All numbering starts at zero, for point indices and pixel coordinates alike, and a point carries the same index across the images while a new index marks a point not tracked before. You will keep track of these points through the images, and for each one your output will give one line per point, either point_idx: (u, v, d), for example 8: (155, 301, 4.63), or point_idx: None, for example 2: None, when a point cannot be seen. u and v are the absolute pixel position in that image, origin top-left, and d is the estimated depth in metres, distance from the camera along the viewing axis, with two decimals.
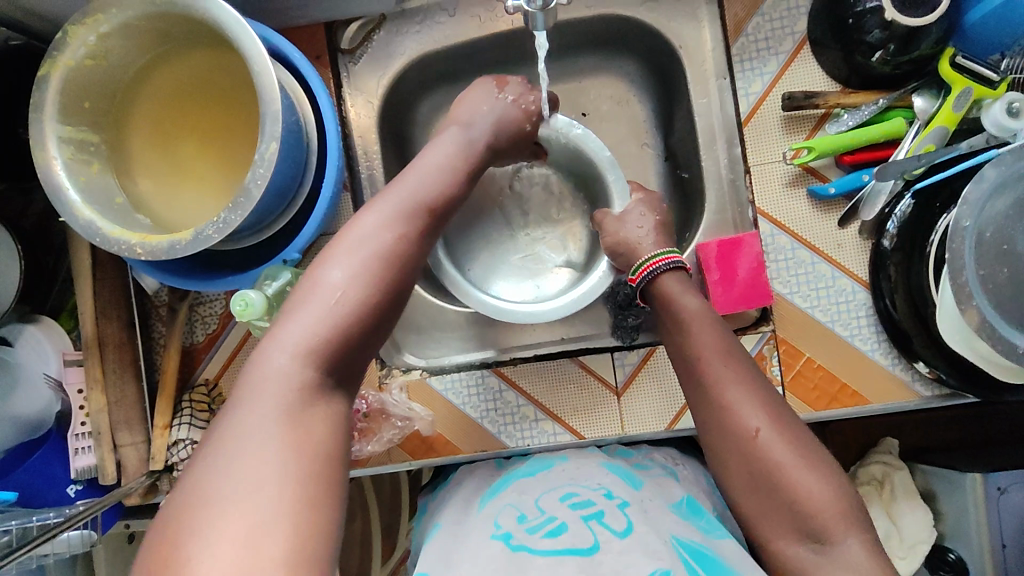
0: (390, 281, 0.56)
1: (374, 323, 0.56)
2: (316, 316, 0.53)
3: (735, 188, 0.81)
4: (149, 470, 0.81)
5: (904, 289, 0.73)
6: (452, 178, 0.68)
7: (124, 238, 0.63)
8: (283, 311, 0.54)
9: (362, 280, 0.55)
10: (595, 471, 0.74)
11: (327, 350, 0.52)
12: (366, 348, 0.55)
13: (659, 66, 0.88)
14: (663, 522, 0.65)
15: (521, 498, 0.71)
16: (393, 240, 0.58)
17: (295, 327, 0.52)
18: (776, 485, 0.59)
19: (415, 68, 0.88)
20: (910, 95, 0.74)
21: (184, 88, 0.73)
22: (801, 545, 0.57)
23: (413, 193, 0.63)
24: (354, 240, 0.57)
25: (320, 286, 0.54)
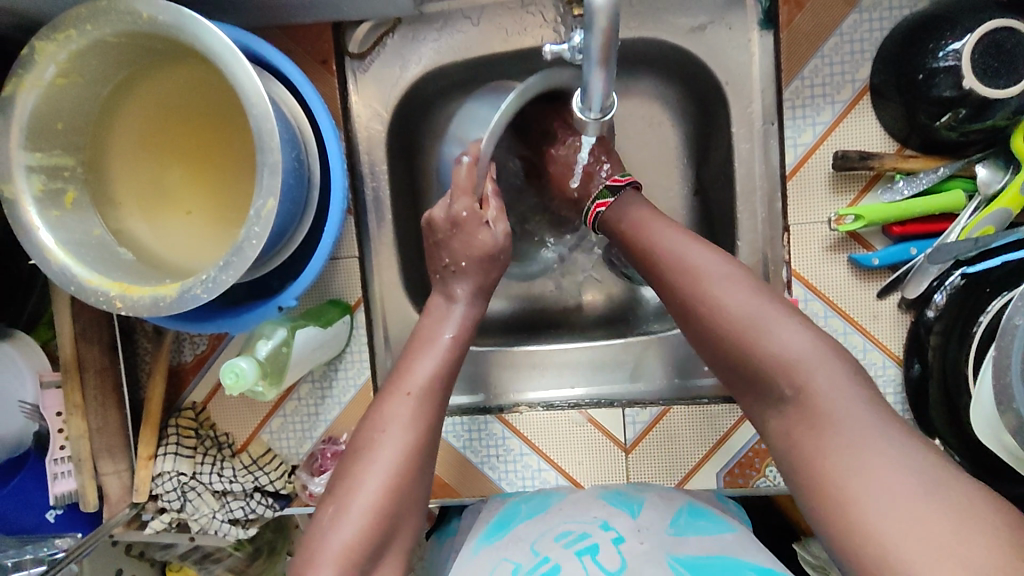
0: (426, 432, 0.62)
1: (400, 514, 0.59)
2: (345, 539, 0.56)
3: (772, 244, 0.75)
4: (132, 501, 0.78)
5: (938, 371, 0.70)
6: (451, 356, 0.67)
7: (103, 289, 0.57)
8: (350, 476, 0.60)
9: (408, 434, 0.61)
10: (592, 504, 0.70)
11: (353, 563, 0.56)
12: (394, 543, 0.59)
13: (699, 95, 0.81)
14: (661, 539, 0.64)
15: (516, 548, 0.66)
16: (409, 442, 0.61)
17: (325, 556, 0.55)
18: (709, 321, 0.56)
19: (431, 79, 0.80)
20: (973, 164, 0.68)
21: (172, 106, 0.65)
22: (780, 411, 0.52)
23: (427, 381, 0.64)
24: (372, 456, 0.60)
25: (380, 448, 0.60)
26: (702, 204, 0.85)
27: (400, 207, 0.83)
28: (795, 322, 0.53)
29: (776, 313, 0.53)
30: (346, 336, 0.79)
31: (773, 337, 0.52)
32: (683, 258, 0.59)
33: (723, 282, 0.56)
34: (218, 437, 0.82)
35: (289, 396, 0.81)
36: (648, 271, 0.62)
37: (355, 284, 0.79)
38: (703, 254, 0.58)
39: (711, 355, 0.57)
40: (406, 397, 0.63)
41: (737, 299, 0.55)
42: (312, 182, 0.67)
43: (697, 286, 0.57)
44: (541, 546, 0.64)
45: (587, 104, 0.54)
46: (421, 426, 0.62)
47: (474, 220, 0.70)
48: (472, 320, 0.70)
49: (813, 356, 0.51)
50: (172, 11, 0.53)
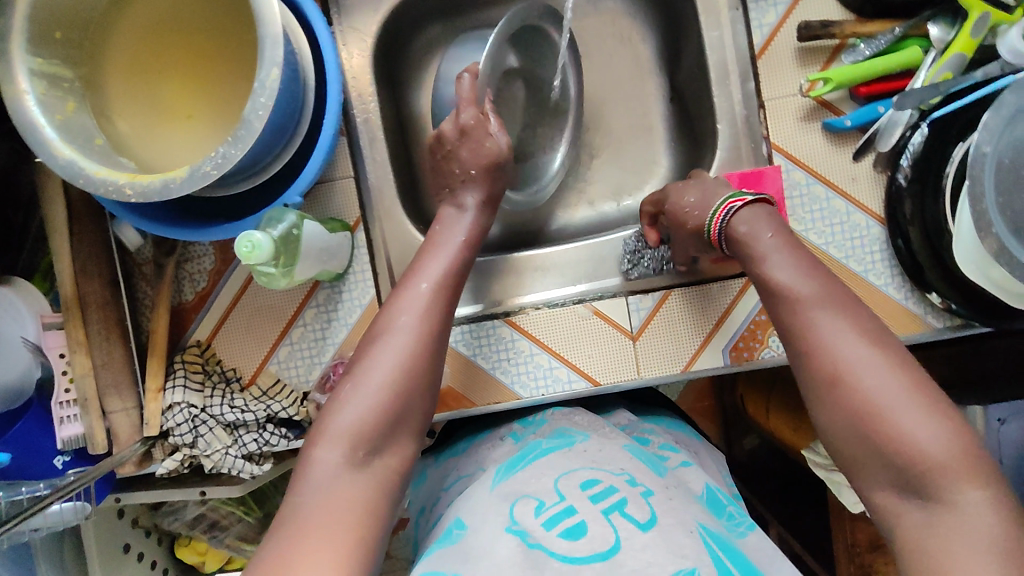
0: (439, 321, 0.63)
1: (413, 388, 0.59)
2: (360, 409, 0.56)
3: (749, 125, 0.79)
4: (143, 437, 0.77)
5: (919, 220, 0.73)
6: (460, 253, 0.68)
7: (111, 179, 0.58)
8: (365, 355, 0.60)
9: (419, 317, 0.62)
10: (617, 454, 0.67)
11: (368, 430, 0.56)
12: (410, 415, 0.59)
13: (663, 2, 0.85)
14: (687, 510, 0.58)
15: (536, 481, 0.62)
16: (422, 323, 0.62)
17: (340, 425, 0.55)
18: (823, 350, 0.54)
19: (410, 3, 0.83)
20: (925, 23, 0.73)
21: (164, 19, 0.67)
22: (902, 497, 0.49)
23: (438, 273, 0.66)
24: (385, 338, 0.61)
25: (393, 330, 0.61)
26: (678, 109, 0.89)
27: (389, 133, 0.86)
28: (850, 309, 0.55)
29: (854, 346, 0.53)
30: (349, 254, 0.80)
31: (890, 411, 0.50)
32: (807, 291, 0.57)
33: (821, 314, 0.55)
34: (225, 372, 0.82)
35: (294, 323, 0.81)
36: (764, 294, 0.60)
37: (353, 204, 0.80)
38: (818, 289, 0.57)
39: (795, 374, 0.57)
40: (418, 287, 0.64)
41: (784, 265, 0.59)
42: (307, 85, 0.69)
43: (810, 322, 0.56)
44: (565, 487, 0.59)
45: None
46: (436, 310, 0.63)
47: (479, 127, 0.73)
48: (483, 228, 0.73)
49: (901, 398, 0.50)
50: None
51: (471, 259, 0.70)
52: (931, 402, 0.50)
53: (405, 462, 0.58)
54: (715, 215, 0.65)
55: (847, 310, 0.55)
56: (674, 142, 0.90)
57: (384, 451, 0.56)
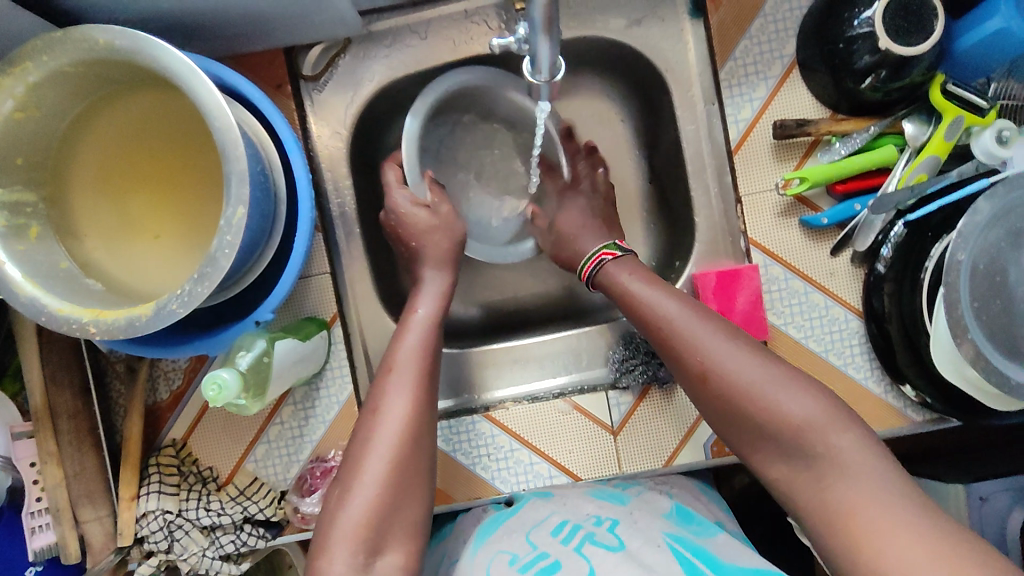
0: (420, 405, 0.63)
1: (406, 482, 0.60)
2: (357, 512, 0.57)
3: (727, 218, 0.79)
4: (117, 547, 0.76)
5: (896, 317, 0.72)
6: (426, 324, 0.70)
7: (75, 317, 0.56)
8: (354, 452, 0.61)
9: (399, 403, 0.63)
10: (580, 500, 0.70)
11: (364, 534, 0.56)
12: (409, 516, 0.60)
13: (642, 87, 0.85)
14: (652, 528, 0.64)
15: (510, 538, 0.66)
16: (407, 410, 0.63)
17: (342, 529, 0.56)
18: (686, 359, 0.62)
19: (386, 93, 0.82)
20: (900, 121, 0.73)
21: (131, 134, 0.65)
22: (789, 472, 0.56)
23: (409, 357, 0.66)
24: (371, 434, 0.61)
25: (376, 421, 0.62)
26: (656, 191, 0.88)
27: (366, 221, 0.84)
28: (790, 387, 0.57)
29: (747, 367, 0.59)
30: (326, 352, 0.78)
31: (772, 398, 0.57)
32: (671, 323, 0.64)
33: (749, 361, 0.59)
34: (202, 472, 0.80)
35: (271, 421, 0.80)
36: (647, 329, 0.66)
37: (329, 300, 0.79)
38: (692, 317, 0.63)
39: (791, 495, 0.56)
40: (391, 375, 0.65)
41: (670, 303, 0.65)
42: (278, 196, 0.68)
43: (681, 334, 0.63)
44: (537, 539, 0.63)
45: (536, 68, 0.51)
46: (418, 391, 0.64)
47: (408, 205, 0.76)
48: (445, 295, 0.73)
49: (767, 381, 0.58)
50: (128, 36, 0.54)
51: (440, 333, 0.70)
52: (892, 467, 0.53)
53: (408, 555, 0.59)
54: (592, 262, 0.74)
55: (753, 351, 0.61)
56: (654, 224, 0.89)
57: (385, 550, 0.57)
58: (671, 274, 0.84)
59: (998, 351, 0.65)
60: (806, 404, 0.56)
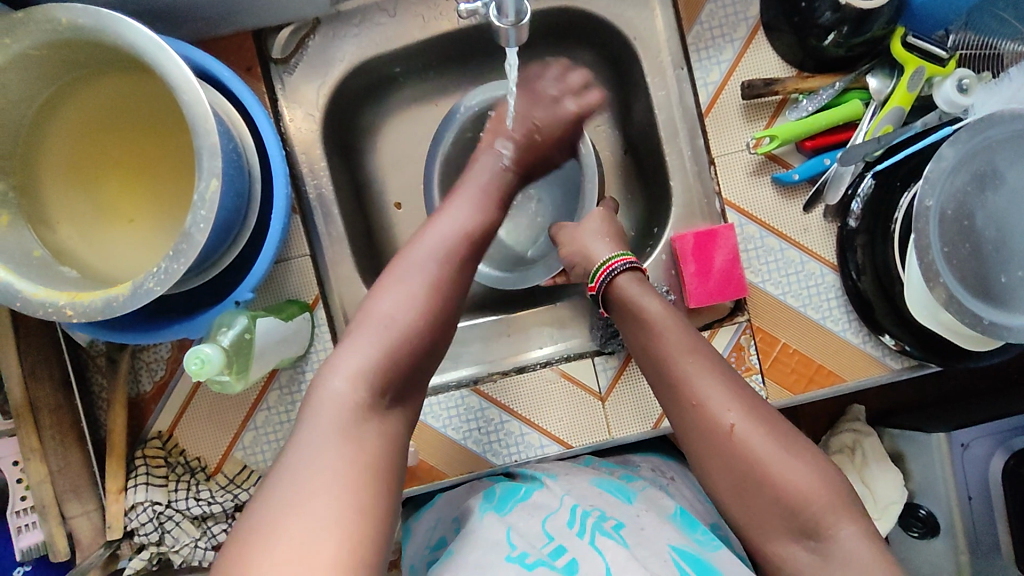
0: (457, 266, 0.63)
1: (430, 340, 0.59)
2: (386, 344, 0.55)
3: (701, 179, 0.80)
4: (106, 541, 0.75)
5: (870, 269, 0.74)
6: (488, 208, 0.70)
7: (51, 300, 0.56)
8: (374, 306, 0.58)
9: (443, 258, 0.62)
10: (587, 490, 0.67)
11: (384, 376, 0.54)
12: (422, 370, 0.58)
13: (611, 57, 0.86)
14: (660, 534, 0.60)
15: (526, 519, 0.62)
16: (452, 270, 0.62)
17: (354, 364, 0.54)
18: (693, 411, 0.59)
19: (357, 75, 0.82)
20: (864, 76, 0.75)
21: (100, 118, 0.64)
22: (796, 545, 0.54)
23: (452, 227, 0.65)
24: (397, 288, 0.59)
25: (412, 271, 0.60)
26: (631, 160, 0.89)
27: (344, 203, 0.84)
28: (802, 460, 0.55)
29: (758, 419, 0.57)
30: (309, 335, 0.78)
31: (774, 472, 0.55)
32: (676, 368, 0.60)
33: (754, 434, 0.56)
34: (190, 462, 0.79)
35: (258, 407, 0.79)
36: (653, 367, 0.63)
37: (311, 282, 0.78)
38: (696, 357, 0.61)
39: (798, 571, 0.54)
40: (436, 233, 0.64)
41: (673, 329, 0.62)
42: (252, 175, 0.67)
43: (684, 378, 0.60)
44: (552, 527, 0.60)
45: (501, 12, 0.53)
46: (466, 254, 0.64)
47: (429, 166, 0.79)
48: (502, 177, 0.74)
49: (779, 456, 0.55)
50: (92, 13, 0.54)
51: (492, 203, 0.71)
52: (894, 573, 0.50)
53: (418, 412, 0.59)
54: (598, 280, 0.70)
55: (757, 413, 0.58)
56: (631, 193, 0.90)
57: (404, 400, 0.56)
58: (650, 240, 0.85)
59: (971, 294, 0.66)
60: (812, 483, 0.54)
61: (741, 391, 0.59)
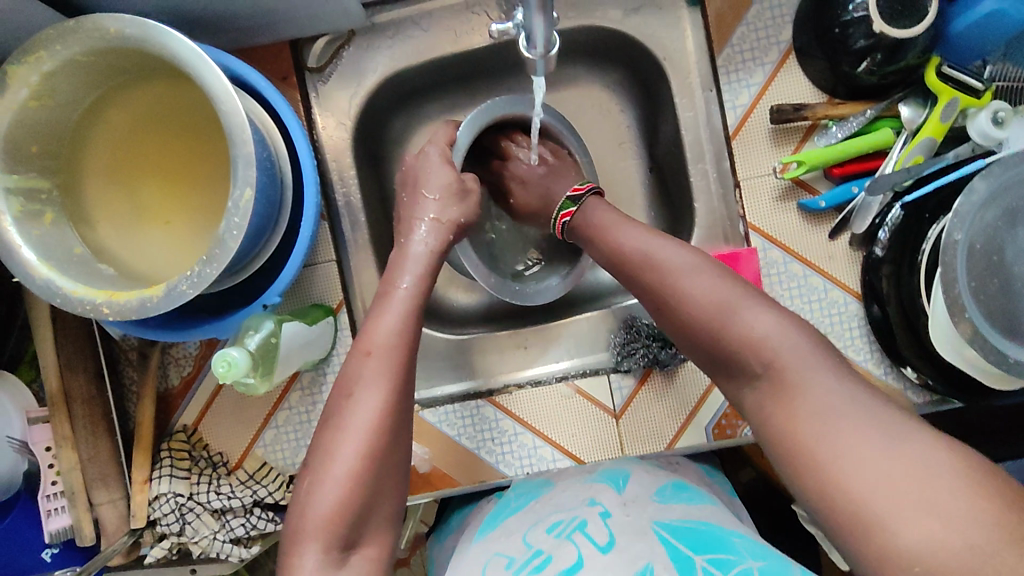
0: (395, 391, 0.59)
1: (377, 479, 0.57)
2: (326, 507, 0.55)
3: (726, 202, 0.80)
4: (131, 529, 0.78)
5: (895, 299, 0.73)
6: (412, 310, 0.64)
7: (89, 298, 0.58)
8: (323, 450, 0.57)
9: (380, 389, 0.58)
10: (579, 487, 0.69)
11: (337, 530, 0.55)
12: (377, 507, 0.57)
13: (640, 76, 0.86)
14: (645, 512, 0.62)
15: (508, 539, 0.64)
16: (382, 403, 0.58)
17: (312, 520, 0.55)
18: (673, 308, 0.58)
19: (389, 86, 0.84)
20: (897, 104, 0.74)
21: (142, 123, 0.67)
22: (762, 394, 0.52)
23: (387, 338, 0.62)
24: (333, 441, 0.57)
25: (355, 412, 0.57)
26: (656, 178, 0.90)
27: (372, 210, 0.86)
28: (762, 309, 0.53)
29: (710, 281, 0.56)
30: (332, 338, 0.80)
31: (733, 322, 0.53)
32: (637, 254, 0.63)
33: (709, 284, 0.56)
34: (212, 457, 0.81)
35: (280, 407, 0.81)
36: (630, 282, 0.63)
37: (336, 287, 0.80)
38: (670, 255, 0.60)
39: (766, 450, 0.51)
40: (368, 358, 0.60)
41: (630, 236, 0.65)
42: (284, 183, 0.69)
43: (660, 280, 0.59)
44: (532, 537, 0.61)
45: (531, 42, 0.51)
46: (394, 380, 0.59)
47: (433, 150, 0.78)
48: (428, 270, 0.69)
49: (733, 302, 0.54)
50: (139, 24, 0.56)
51: (412, 303, 0.65)
52: (876, 404, 0.47)
53: (384, 545, 0.58)
54: (558, 219, 0.75)
55: (716, 275, 0.57)
56: (655, 211, 0.90)
57: (361, 543, 0.56)
58: None
59: (998, 331, 0.64)
60: (771, 324, 0.52)
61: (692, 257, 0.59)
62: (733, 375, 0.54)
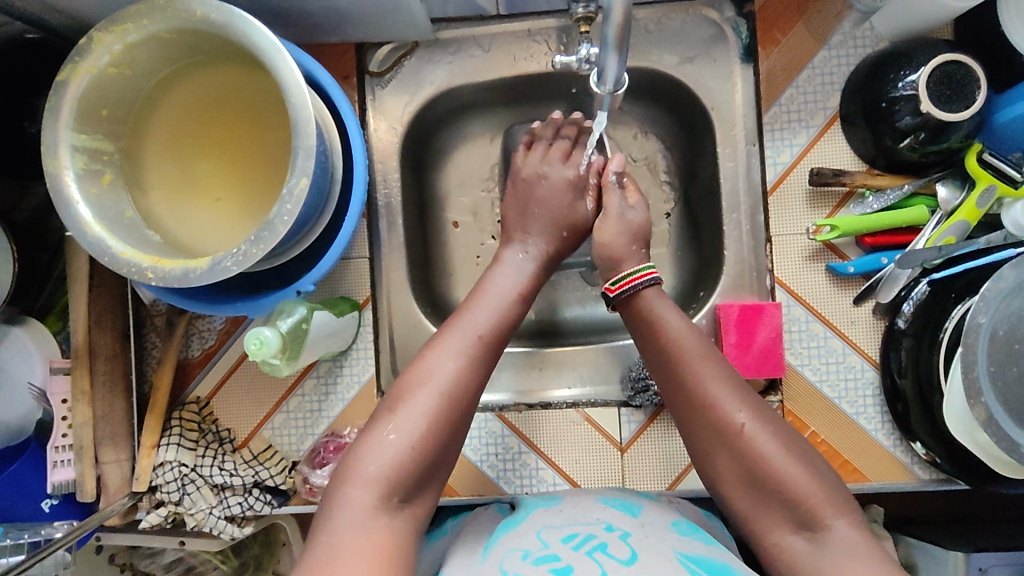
0: (479, 371, 0.63)
1: (445, 441, 0.60)
2: (392, 450, 0.57)
3: (756, 255, 0.82)
4: (131, 491, 0.79)
5: (913, 372, 0.74)
6: (508, 310, 0.69)
7: (135, 261, 0.60)
8: (396, 400, 0.60)
9: (468, 365, 0.62)
10: (592, 506, 0.68)
11: (400, 476, 0.57)
12: (438, 466, 0.60)
13: (685, 122, 0.89)
14: (664, 542, 0.61)
15: (522, 537, 0.63)
16: (462, 374, 0.61)
17: (374, 460, 0.56)
18: (724, 429, 0.61)
19: (442, 98, 0.87)
20: (933, 183, 0.76)
21: (208, 101, 0.70)
22: (794, 535, 0.57)
23: (483, 325, 0.66)
24: (414, 391, 0.60)
25: (434, 374, 0.61)
26: (688, 221, 0.91)
27: (409, 215, 0.88)
28: (806, 462, 0.59)
29: (749, 407, 0.61)
30: (354, 332, 0.81)
31: (778, 465, 0.58)
32: (680, 349, 0.65)
33: (753, 420, 0.60)
34: (220, 432, 0.83)
35: (293, 392, 0.82)
36: (673, 381, 0.65)
37: (364, 283, 0.82)
38: (724, 382, 0.62)
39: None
40: (457, 335, 0.64)
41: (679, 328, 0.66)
42: (334, 177, 0.71)
43: (716, 408, 0.61)
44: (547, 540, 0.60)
45: (603, 79, 0.56)
46: (478, 362, 0.63)
47: None
48: (528, 278, 0.75)
49: (780, 453, 0.59)
50: (224, 11, 0.59)
51: (512, 306, 0.70)
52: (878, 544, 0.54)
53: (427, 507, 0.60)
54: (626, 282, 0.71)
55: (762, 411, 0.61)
56: (683, 253, 0.92)
57: (413, 500, 0.58)
58: (694, 302, 0.87)
59: (1012, 420, 0.64)
60: (807, 482, 0.57)
61: (754, 398, 0.62)
62: (768, 505, 0.58)
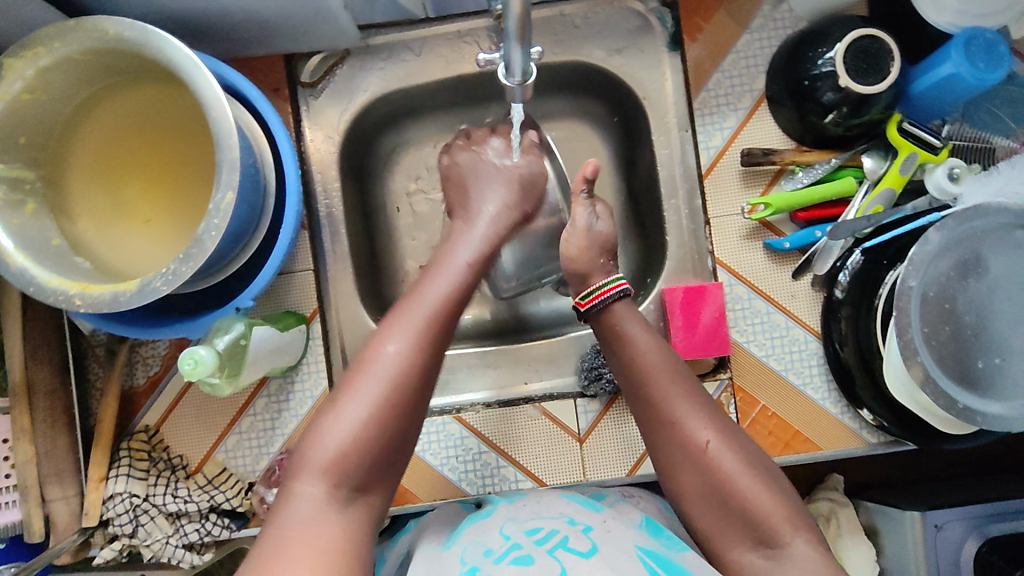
0: (432, 345, 0.58)
1: (398, 422, 0.55)
2: (338, 440, 0.53)
3: (696, 238, 0.83)
4: (82, 527, 0.76)
5: (852, 341, 0.75)
6: (464, 284, 0.63)
7: (62, 289, 0.59)
8: (343, 388, 0.56)
9: (418, 347, 0.57)
10: (555, 502, 0.67)
11: (350, 467, 0.53)
12: (396, 454, 0.56)
13: (621, 114, 0.90)
14: (624, 537, 0.60)
15: (485, 532, 0.62)
16: (409, 355, 0.56)
17: (321, 452, 0.53)
18: (686, 451, 0.61)
19: (377, 105, 0.87)
20: (860, 155, 0.78)
21: (131, 122, 0.69)
22: (755, 556, 0.56)
23: (435, 297, 0.61)
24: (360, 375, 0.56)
25: (380, 359, 0.56)
26: (631, 211, 0.92)
27: (352, 224, 0.87)
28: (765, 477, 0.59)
29: (711, 425, 0.61)
30: (303, 346, 0.80)
31: (738, 483, 0.58)
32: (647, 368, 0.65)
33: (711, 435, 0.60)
34: (172, 459, 0.81)
35: (245, 412, 0.81)
36: (638, 402, 0.65)
37: (310, 296, 0.81)
38: (684, 400, 0.63)
39: None
40: (407, 310, 0.59)
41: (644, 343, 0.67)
42: (267, 190, 0.71)
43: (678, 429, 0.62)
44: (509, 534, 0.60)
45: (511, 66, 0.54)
46: (427, 339, 0.58)
47: None
48: (486, 247, 0.69)
49: (744, 475, 0.58)
50: (137, 27, 0.58)
51: (466, 282, 0.64)
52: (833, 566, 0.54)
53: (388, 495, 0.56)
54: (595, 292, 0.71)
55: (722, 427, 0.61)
56: (629, 243, 0.93)
57: (368, 488, 0.54)
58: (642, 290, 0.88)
59: (950, 377, 0.66)
60: (769, 499, 0.57)
61: (719, 415, 0.63)
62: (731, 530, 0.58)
